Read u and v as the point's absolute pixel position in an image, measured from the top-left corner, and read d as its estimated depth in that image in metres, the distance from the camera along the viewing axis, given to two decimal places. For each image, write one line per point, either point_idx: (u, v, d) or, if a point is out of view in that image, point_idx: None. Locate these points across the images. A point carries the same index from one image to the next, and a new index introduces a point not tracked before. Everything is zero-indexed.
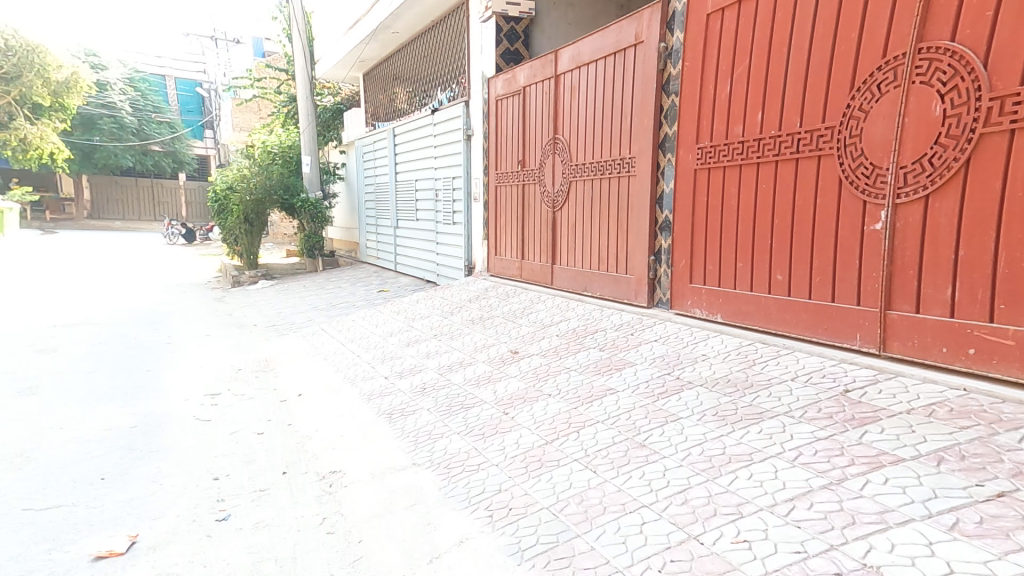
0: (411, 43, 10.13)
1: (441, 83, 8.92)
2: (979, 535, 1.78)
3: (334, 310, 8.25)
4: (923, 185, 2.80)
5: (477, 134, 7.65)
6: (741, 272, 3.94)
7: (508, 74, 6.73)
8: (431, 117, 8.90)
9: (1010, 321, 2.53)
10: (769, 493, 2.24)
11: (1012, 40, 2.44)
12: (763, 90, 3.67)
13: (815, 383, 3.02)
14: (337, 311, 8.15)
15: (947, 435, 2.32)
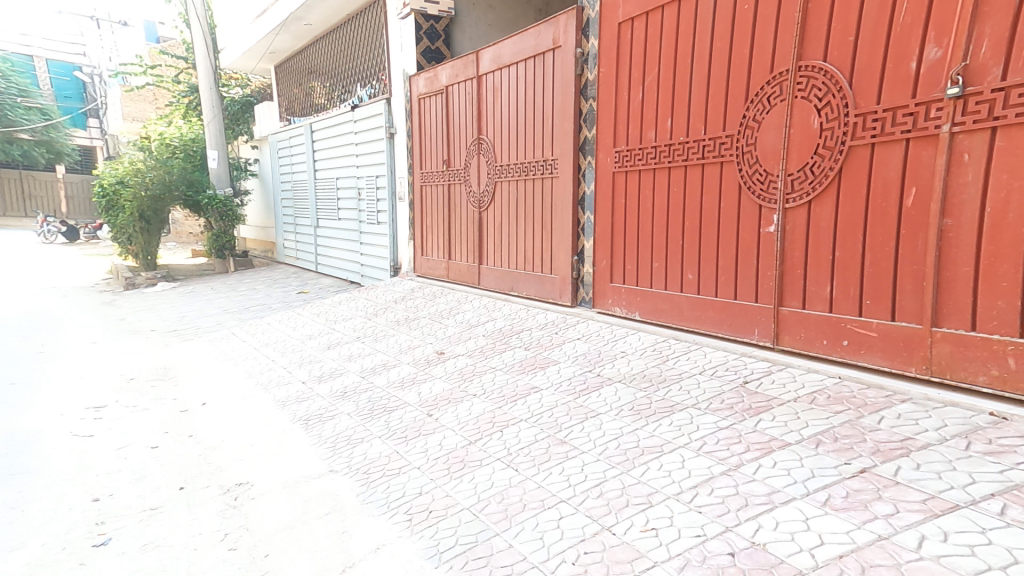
0: (326, 36, 9.80)
1: (360, 79, 8.70)
2: (845, 508, 1.97)
3: (246, 313, 7.82)
4: (806, 191, 3.05)
5: (400, 133, 7.53)
6: (656, 271, 4.13)
7: (430, 73, 6.68)
8: (352, 114, 8.65)
9: (874, 315, 2.81)
10: (676, 481, 2.36)
11: (870, 63, 2.71)
12: (670, 99, 3.87)
13: (720, 375, 3.23)
14: (250, 314, 7.74)
15: (825, 420, 2.56)
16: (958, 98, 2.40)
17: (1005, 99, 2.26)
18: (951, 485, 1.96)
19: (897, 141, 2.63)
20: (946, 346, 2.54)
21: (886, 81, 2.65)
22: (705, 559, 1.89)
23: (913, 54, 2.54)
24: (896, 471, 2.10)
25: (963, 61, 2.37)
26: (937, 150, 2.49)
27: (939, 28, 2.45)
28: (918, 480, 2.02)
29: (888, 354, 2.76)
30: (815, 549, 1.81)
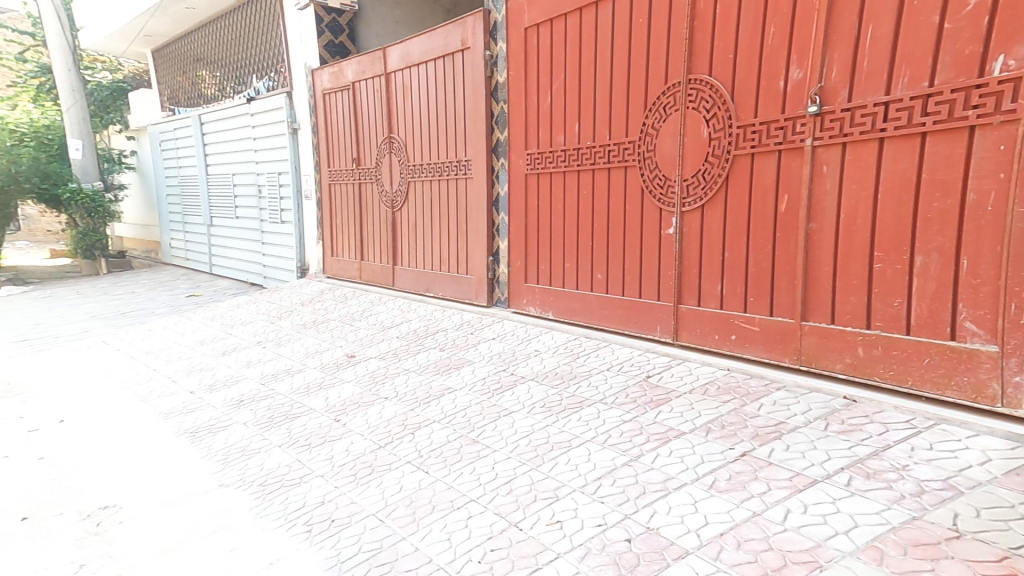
0: (213, 22, 9.14)
1: (255, 70, 8.20)
2: (728, 490, 2.12)
3: (122, 319, 7.10)
4: (699, 197, 3.25)
5: (304, 128, 7.20)
6: (569, 272, 4.24)
7: (335, 68, 6.45)
8: (248, 107, 8.17)
9: (757, 311, 3.05)
10: (582, 474, 2.39)
11: (746, 79, 2.93)
12: (577, 105, 3.99)
13: (625, 371, 3.38)
14: (126, 319, 7.05)
15: (714, 409, 2.75)
16: (817, 115, 2.64)
17: (852, 118, 2.51)
18: (812, 462, 2.18)
19: (771, 153, 2.87)
20: (812, 338, 2.80)
21: (760, 97, 2.87)
22: (605, 547, 1.92)
23: (780, 74, 2.77)
24: (770, 452, 2.31)
25: (819, 82, 2.61)
26: (803, 161, 2.73)
27: (799, 51, 2.69)
28: (787, 460, 2.23)
29: (768, 347, 3.02)
30: (701, 529, 1.92)
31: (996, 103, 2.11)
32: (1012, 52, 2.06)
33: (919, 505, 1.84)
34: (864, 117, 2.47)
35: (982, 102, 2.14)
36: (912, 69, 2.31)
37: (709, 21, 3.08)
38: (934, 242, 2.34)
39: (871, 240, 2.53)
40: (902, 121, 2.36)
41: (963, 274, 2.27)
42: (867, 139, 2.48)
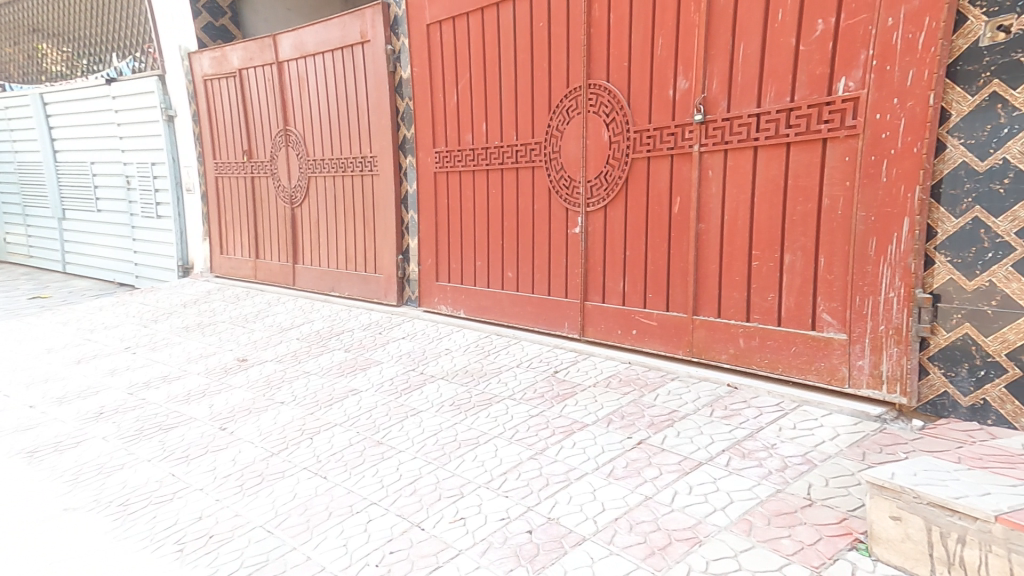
0: None
1: (116, 50, 7.37)
2: (624, 476, 2.21)
3: None
4: (602, 198, 3.38)
5: (182, 115, 6.63)
6: (480, 270, 4.24)
7: (217, 53, 5.99)
8: (109, 89, 7.40)
9: (655, 307, 3.22)
10: (488, 470, 2.37)
11: (640, 87, 3.08)
12: (483, 104, 4.00)
13: (534, 367, 3.44)
14: None
15: (615, 401, 2.87)
16: (702, 123, 2.83)
17: (733, 128, 2.71)
18: (698, 446, 2.34)
19: (665, 157, 3.04)
20: (702, 331, 3.00)
21: (653, 104, 3.03)
22: (506, 540, 1.90)
23: (670, 84, 2.94)
24: (663, 439, 2.44)
25: (703, 93, 2.80)
26: (692, 165, 2.91)
27: (685, 63, 2.87)
28: (676, 445, 2.38)
29: (665, 341, 3.19)
30: (598, 516, 1.97)
31: (842, 118, 2.33)
32: (852, 74, 2.29)
33: (783, 479, 2.04)
34: (740, 127, 2.68)
35: (832, 118, 2.36)
36: (777, 84, 2.53)
37: (604, 30, 3.21)
38: (798, 242, 2.56)
39: (749, 240, 2.75)
40: (771, 132, 2.57)
41: (820, 272, 2.50)
42: (744, 147, 2.69)
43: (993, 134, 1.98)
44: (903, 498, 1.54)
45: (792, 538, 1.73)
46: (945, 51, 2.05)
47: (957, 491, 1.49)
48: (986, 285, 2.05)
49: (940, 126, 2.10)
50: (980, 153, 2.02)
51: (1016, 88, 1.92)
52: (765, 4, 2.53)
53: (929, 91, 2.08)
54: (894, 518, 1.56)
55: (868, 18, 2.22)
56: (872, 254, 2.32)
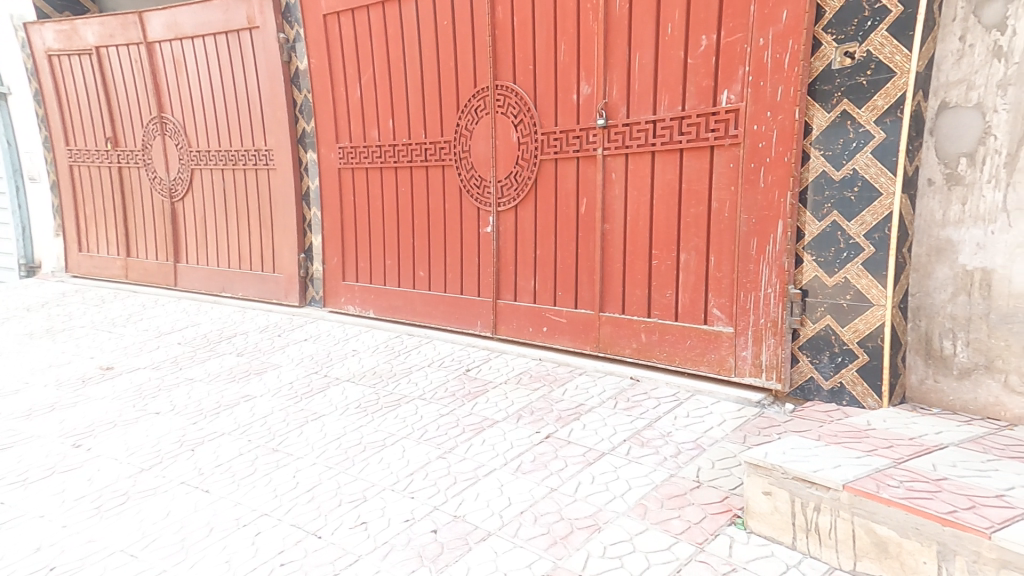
0: None
1: None
2: (531, 470, 2.25)
3: None
4: (512, 198, 3.43)
5: (22, 94, 5.98)
6: (390, 269, 4.15)
7: (66, 27, 5.41)
8: None
9: (564, 304, 3.31)
10: (394, 472, 2.33)
11: (545, 90, 3.16)
12: (389, 100, 3.91)
13: (446, 366, 3.43)
14: None
15: (526, 397, 2.93)
16: (605, 128, 2.95)
17: (632, 133, 2.85)
18: (601, 438, 2.44)
19: (571, 159, 3.14)
20: (607, 327, 3.13)
21: (558, 108, 3.12)
22: (410, 542, 1.88)
23: (573, 89, 3.04)
24: (569, 433, 2.52)
25: (605, 99, 2.92)
26: (597, 168, 3.03)
27: (586, 70, 2.98)
28: (581, 437, 2.47)
29: (574, 337, 3.29)
30: (505, 510, 1.99)
31: (726, 128, 2.52)
32: (733, 88, 2.48)
33: (676, 464, 2.18)
34: (638, 133, 2.83)
35: (718, 128, 2.55)
36: (669, 94, 2.69)
37: (508, 32, 3.25)
38: (693, 243, 2.74)
39: (649, 240, 2.91)
40: (666, 138, 2.73)
41: (711, 269, 2.69)
42: (643, 152, 2.84)
43: (845, 147, 2.20)
44: (773, 474, 1.70)
45: (681, 518, 1.85)
46: (806, 72, 2.26)
47: (816, 465, 1.67)
48: (842, 282, 2.28)
49: (804, 138, 2.32)
50: (836, 163, 2.24)
51: (862, 106, 2.14)
52: (656, 18, 2.69)
53: (795, 107, 2.29)
54: (766, 493, 1.72)
55: (743, 38, 2.41)
56: (754, 253, 2.52)
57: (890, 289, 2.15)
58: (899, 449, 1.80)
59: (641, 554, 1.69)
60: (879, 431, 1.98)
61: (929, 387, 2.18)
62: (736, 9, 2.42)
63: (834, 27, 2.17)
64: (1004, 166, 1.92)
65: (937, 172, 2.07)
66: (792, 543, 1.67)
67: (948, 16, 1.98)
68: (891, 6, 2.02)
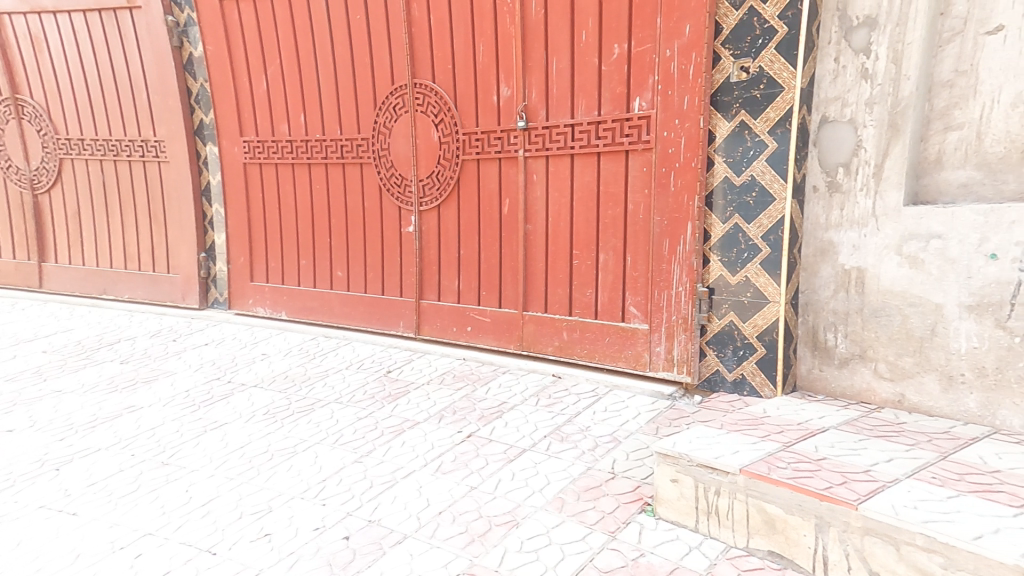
0: None
1: None
2: (451, 470, 2.24)
3: None
4: (434, 198, 3.40)
5: None
6: (304, 268, 3.99)
7: None
8: None
9: (488, 304, 3.32)
10: (305, 480, 2.23)
11: (465, 91, 3.16)
12: (300, 93, 3.76)
13: (365, 368, 3.35)
14: None
15: (449, 396, 2.92)
16: (525, 130, 2.99)
17: (552, 136, 2.92)
18: (523, 434, 2.48)
19: (493, 160, 3.16)
20: (531, 326, 3.17)
21: (479, 108, 3.13)
22: (319, 550, 1.81)
23: (494, 90, 3.06)
24: (491, 431, 2.53)
25: (525, 101, 2.96)
26: (519, 169, 3.07)
27: (506, 71, 3.01)
28: (502, 435, 2.49)
29: (497, 336, 3.30)
30: (422, 512, 1.97)
31: (639, 133, 2.64)
32: (644, 95, 2.60)
33: (593, 457, 2.25)
34: (558, 135, 2.90)
35: (633, 133, 2.66)
36: (586, 99, 2.78)
37: (425, 31, 3.22)
38: (610, 243, 2.84)
39: (570, 240, 2.98)
40: (584, 142, 2.82)
41: (628, 269, 2.81)
42: (562, 154, 2.91)
43: (745, 154, 2.36)
44: (680, 462, 1.80)
45: (596, 509, 1.91)
46: (708, 83, 2.40)
47: (717, 452, 1.78)
48: (743, 280, 2.45)
49: (709, 145, 2.47)
50: (736, 170, 2.40)
51: (757, 118, 2.30)
52: (571, 24, 2.76)
53: (699, 115, 2.43)
54: (673, 480, 1.81)
55: (652, 48, 2.54)
56: (667, 253, 2.65)
57: (784, 287, 2.32)
58: (790, 434, 1.96)
59: (556, 546, 1.73)
60: (773, 418, 2.15)
61: (815, 375, 2.38)
62: (644, 20, 2.54)
63: (731, 43, 2.33)
64: (873, 176, 2.12)
65: (820, 180, 2.26)
66: (694, 526, 1.77)
67: (825, 39, 2.18)
68: (778, 26, 2.19)
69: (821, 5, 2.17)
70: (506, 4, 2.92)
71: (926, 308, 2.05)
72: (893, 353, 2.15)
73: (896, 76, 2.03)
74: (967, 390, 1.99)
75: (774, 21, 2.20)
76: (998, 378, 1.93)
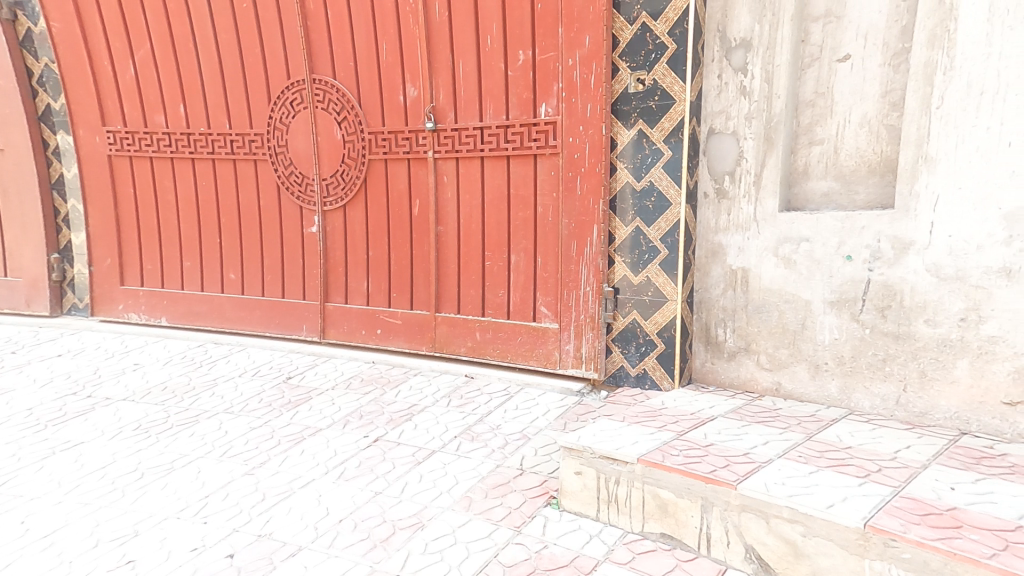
0: None
1: None
2: (355, 476, 2.18)
3: None
4: (339, 197, 3.32)
5: None
6: (189, 271, 3.82)
7: None
8: None
9: (399, 306, 3.27)
10: (183, 497, 2.06)
11: (369, 89, 3.12)
12: (178, 83, 3.57)
13: (262, 375, 3.21)
14: None
15: (355, 401, 2.85)
16: (434, 131, 2.98)
17: (460, 138, 2.93)
18: (432, 436, 2.47)
19: (401, 161, 3.13)
20: (443, 327, 3.16)
21: (385, 108, 3.10)
22: (198, 570, 1.68)
23: (399, 89, 3.03)
24: (399, 434, 2.50)
25: (432, 102, 2.96)
26: (428, 170, 3.06)
27: (411, 72, 2.99)
28: (410, 437, 2.47)
29: (409, 338, 3.27)
30: (319, 522, 1.90)
31: (546, 138, 2.71)
32: (550, 101, 2.68)
33: (502, 454, 2.28)
34: (467, 138, 2.91)
35: (539, 138, 2.73)
36: (493, 103, 2.82)
37: (321, 25, 3.14)
38: (521, 245, 2.90)
39: (481, 241, 3.01)
40: (493, 144, 2.85)
41: (538, 270, 2.88)
42: (472, 157, 2.93)
43: (644, 161, 2.50)
44: (584, 455, 1.87)
45: (502, 506, 1.94)
46: (608, 93, 2.53)
47: (617, 443, 1.88)
48: (645, 279, 2.58)
49: (612, 151, 2.59)
50: (637, 175, 2.53)
51: (654, 127, 2.44)
52: (475, 27, 2.78)
53: (601, 123, 2.55)
54: (577, 473, 1.88)
55: (555, 56, 2.63)
56: (574, 254, 2.74)
57: (680, 286, 2.47)
58: (683, 423, 2.11)
59: (461, 545, 1.74)
60: (670, 409, 2.29)
61: (708, 368, 2.57)
62: (545, 28, 2.62)
63: (628, 56, 2.45)
64: (753, 184, 2.32)
65: (710, 187, 2.45)
66: (596, 515, 1.85)
67: (709, 57, 2.36)
68: (668, 43, 2.34)
69: (704, 25, 2.35)
70: (408, 4, 2.89)
71: (798, 304, 2.27)
72: (772, 346, 2.37)
73: (768, 93, 2.24)
74: (830, 376, 2.23)
75: (664, 37, 2.35)
76: (853, 365, 2.17)
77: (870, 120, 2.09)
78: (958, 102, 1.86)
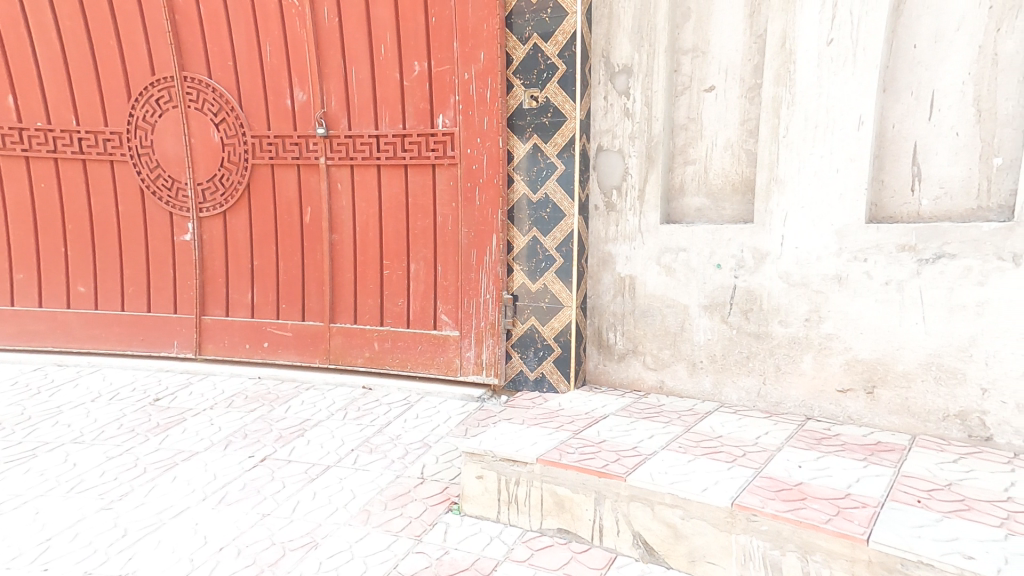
0: None
1: None
2: (238, 500, 2.03)
3: None
4: (219, 203, 3.09)
5: None
6: (23, 285, 3.34)
7: None
8: None
9: (289, 317, 3.11)
10: (18, 543, 1.79)
11: (252, 91, 2.95)
12: (6, 71, 3.12)
13: (122, 399, 2.89)
14: None
15: (238, 419, 2.66)
16: (326, 137, 2.88)
17: (354, 146, 2.87)
18: (328, 450, 2.37)
19: (290, 166, 2.99)
20: (338, 337, 3.05)
21: (270, 111, 2.94)
22: None
23: (286, 93, 2.90)
24: (291, 451, 2.37)
25: (322, 108, 2.87)
26: (320, 177, 2.95)
27: (299, 76, 2.87)
28: (302, 454, 2.35)
29: (299, 351, 3.11)
30: (194, 553, 1.74)
31: (444, 149, 2.74)
32: (447, 113, 2.71)
33: (402, 464, 2.25)
34: (362, 146, 2.85)
35: (436, 149, 2.75)
36: (389, 112, 2.80)
37: (194, 19, 2.91)
38: (420, 253, 2.89)
39: (379, 250, 2.95)
40: (389, 153, 2.82)
41: (438, 279, 2.88)
42: (368, 165, 2.88)
43: (539, 174, 2.58)
44: (485, 459, 1.91)
45: (402, 516, 1.92)
46: (504, 107, 2.59)
47: (517, 445, 1.93)
48: (542, 287, 2.65)
49: (509, 163, 2.65)
50: (533, 188, 2.60)
51: (547, 142, 2.54)
52: (367, 35, 2.74)
53: (498, 136, 2.61)
54: (478, 477, 1.91)
55: (450, 70, 2.67)
56: (473, 263, 2.77)
57: (575, 293, 2.57)
58: (578, 422, 2.22)
59: (359, 560, 1.69)
60: (566, 410, 2.40)
61: (601, 369, 2.73)
62: (441, 42, 2.65)
63: (521, 73, 2.54)
64: (637, 199, 2.51)
65: (600, 200, 2.61)
66: (496, 517, 1.89)
67: (596, 80, 2.54)
68: (558, 63, 2.45)
69: (591, 50, 2.52)
70: (294, 6, 2.78)
71: (677, 309, 2.49)
72: (656, 347, 2.57)
73: (648, 116, 2.44)
74: (705, 373, 2.47)
75: (555, 58, 2.46)
76: (723, 362, 2.42)
77: (732, 145, 2.36)
78: (799, 133, 2.16)
